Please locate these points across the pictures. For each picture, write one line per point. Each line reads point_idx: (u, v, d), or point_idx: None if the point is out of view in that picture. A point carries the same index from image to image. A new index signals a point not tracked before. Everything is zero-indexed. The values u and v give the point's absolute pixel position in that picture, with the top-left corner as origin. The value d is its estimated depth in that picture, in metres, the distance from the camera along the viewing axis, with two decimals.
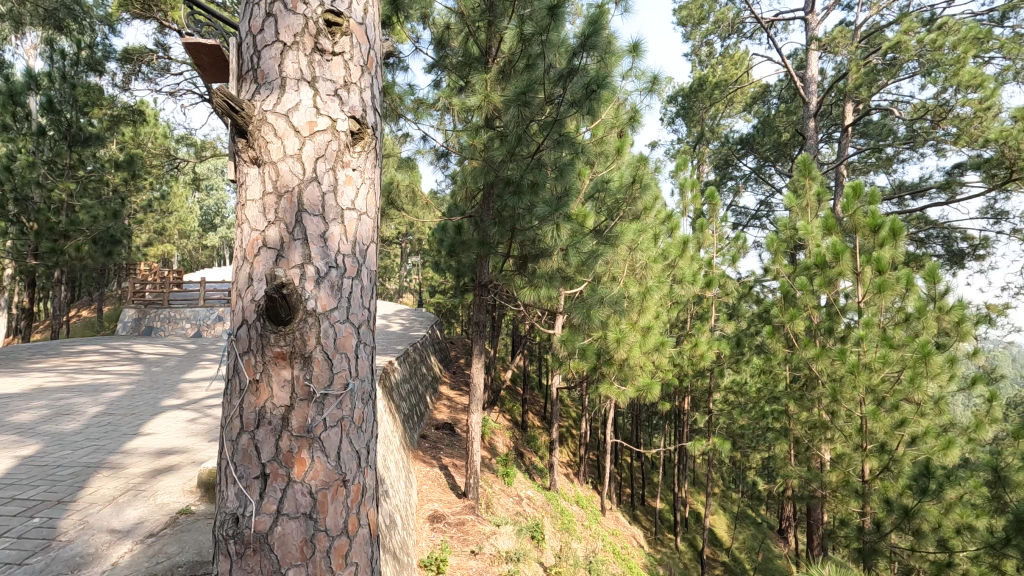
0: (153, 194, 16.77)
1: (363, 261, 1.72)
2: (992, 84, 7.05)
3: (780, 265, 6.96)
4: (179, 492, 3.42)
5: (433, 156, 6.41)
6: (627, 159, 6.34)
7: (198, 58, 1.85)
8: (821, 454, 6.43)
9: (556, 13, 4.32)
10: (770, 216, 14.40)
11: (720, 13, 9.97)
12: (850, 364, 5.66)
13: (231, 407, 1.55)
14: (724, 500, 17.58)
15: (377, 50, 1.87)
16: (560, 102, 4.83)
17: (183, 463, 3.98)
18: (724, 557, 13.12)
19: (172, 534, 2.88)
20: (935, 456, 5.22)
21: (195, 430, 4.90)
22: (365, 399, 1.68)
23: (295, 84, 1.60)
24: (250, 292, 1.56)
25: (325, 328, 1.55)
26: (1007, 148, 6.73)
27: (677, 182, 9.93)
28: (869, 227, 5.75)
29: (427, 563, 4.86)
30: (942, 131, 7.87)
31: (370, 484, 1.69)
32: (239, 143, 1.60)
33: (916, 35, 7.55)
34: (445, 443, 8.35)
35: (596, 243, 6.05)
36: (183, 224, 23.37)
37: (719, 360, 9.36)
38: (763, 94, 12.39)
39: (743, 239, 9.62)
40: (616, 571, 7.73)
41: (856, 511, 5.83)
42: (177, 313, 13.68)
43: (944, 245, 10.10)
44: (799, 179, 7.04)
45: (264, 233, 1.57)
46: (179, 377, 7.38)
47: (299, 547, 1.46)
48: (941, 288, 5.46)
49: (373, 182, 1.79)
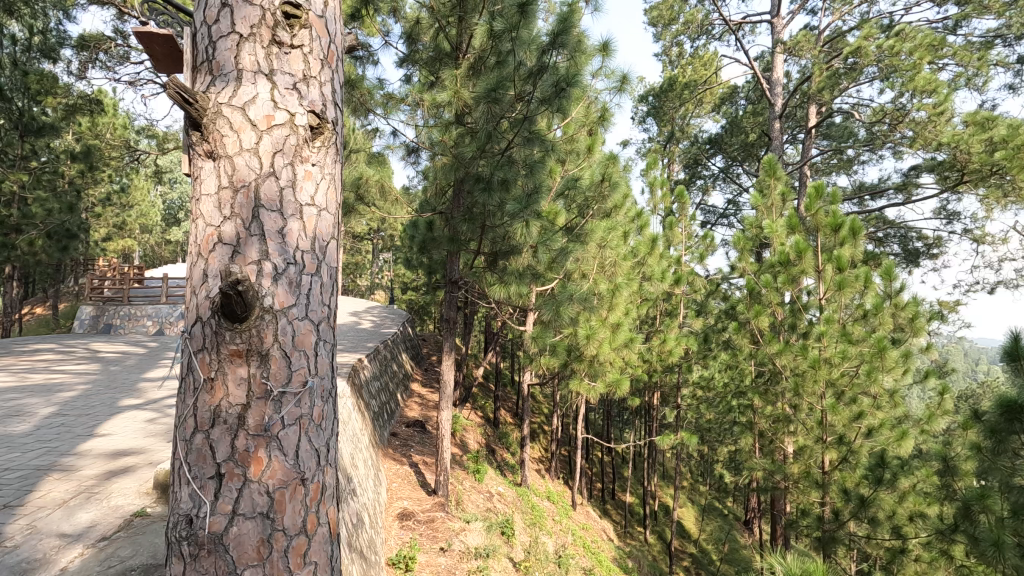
0: (112, 187, 16.15)
1: (324, 257, 1.70)
2: (945, 90, 7.36)
3: (746, 263, 7.16)
4: (133, 494, 3.31)
5: (403, 152, 6.38)
6: (598, 157, 6.44)
7: (151, 48, 1.79)
8: (784, 446, 6.59)
9: (526, 11, 4.29)
10: (737, 215, 14.73)
11: (690, 14, 10.12)
12: (812, 360, 5.84)
13: (185, 407, 1.52)
14: (692, 493, 17.97)
15: (338, 44, 1.84)
16: (530, 100, 4.88)
17: (139, 463, 3.88)
18: (692, 548, 13.48)
19: (127, 537, 2.80)
20: (890, 447, 5.47)
21: (153, 430, 4.76)
22: (325, 397, 1.66)
23: (252, 77, 1.57)
24: (204, 288, 1.53)
25: (283, 324, 1.53)
26: (959, 152, 7.05)
27: (647, 180, 10.11)
28: (831, 226, 6.00)
29: (395, 562, 4.83)
30: (899, 134, 8.17)
31: (330, 482, 1.67)
32: (193, 136, 1.56)
33: (875, 40, 7.79)
34: (416, 440, 8.30)
35: (567, 241, 6.10)
36: (145, 219, 22.58)
37: (688, 356, 9.55)
38: (731, 94, 12.71)
39: (711, 238, 9.86)
40: (585, 564, 7.82)
41: (816, 502, 5.98)
42: (137, 310, 13.27)
43: (901, 244, 10.51)
44: (765, 179, 7.26)
45: (219, 229, 1.54)
46: (138, 377, 7.16)
47: (256, 547, 1.44)
48: (896, 286, 5.75)
49: (334, 177, 1.77)
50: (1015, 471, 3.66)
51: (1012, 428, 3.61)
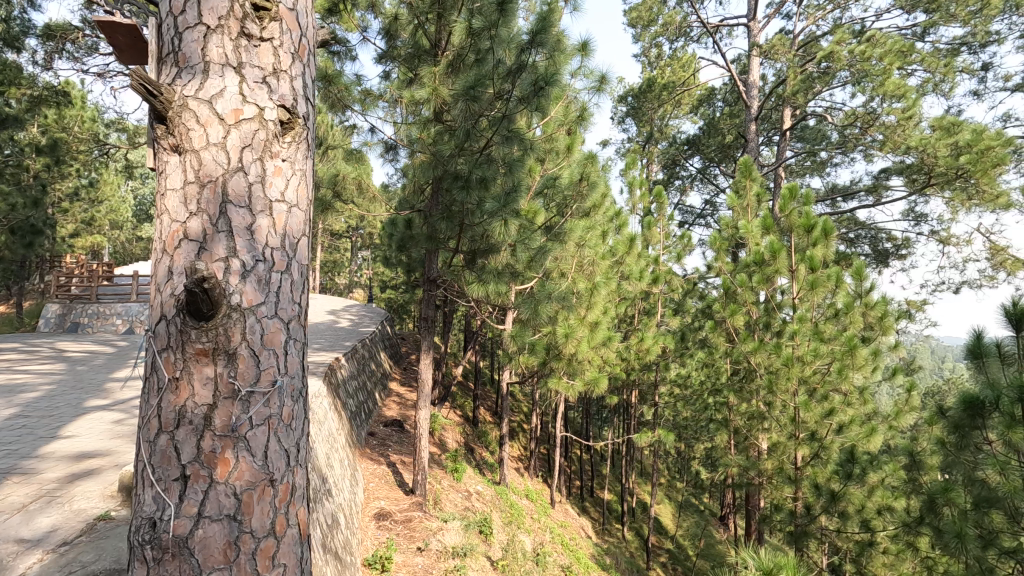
0: (80, 181, 15.66)
1: (294, 255, 1.67)
2: (914, 95, 7.56)
3: (722, 263, 7.27)
4: (98, 497, 3.22)
5: (381, 149, 6.33)
6: (577, 156, 6.47)
7: (113, 39, 1.73)
8: (758, 443, 6.67)
9: (505, 9, 4.30)
10: (714, 215, 14.91)
11: (668, 16, 10.21)
12: (785, 357, 5.94)
13: (149, 407, 1.49)
14: (669, 490, 18.21)
15: (310, 37, 1.81)
16: (509, 98, 4.86)
17: (104, 465, 3.78)
18: (669, 544, 13.68)
19: (89, 541, 2.73)
20: (860, 443, 5.63)
21: (119, 431, 4.63)
22: (295, 397, 1.63)
23: (219, 69, 1.54)
24: (170, 285, 1.50)
25: (251, 323, 1.50)
26: (926, 155, 7.25)
27: (626, 180, 10.17)
28: (804, 227, 6.12)
29: (371, 562, 4.79)
30: (870, 137, 8.37)
31: (300, 484, 1.65)
32: (158, 129, 1.53)
33: (848, 45, 7.96)
34: (394, 440, 8.23)
35: (545, 240, 6.14)
36: (115, 214, 21.96)
37: (666, 354, 9.64)
38: (709, 96, 12.91)
39: (688, 238, 9.97)
40: (563, 562, 7.86)
41: (789, 497, 6.08)
42: (107, 309, 12.93)
43: (871, 245, 10.76)
44: (741, 180, 7.35)
45: (185, 225, 1.50)
46: (105, 377, 6.96)
47: (222, 550, 1.41)
48: (866, 285, 5.93)
49: (305, 173, 1.74)
50: (976, 465, 3.78)
51: (974, 423, 3.72)
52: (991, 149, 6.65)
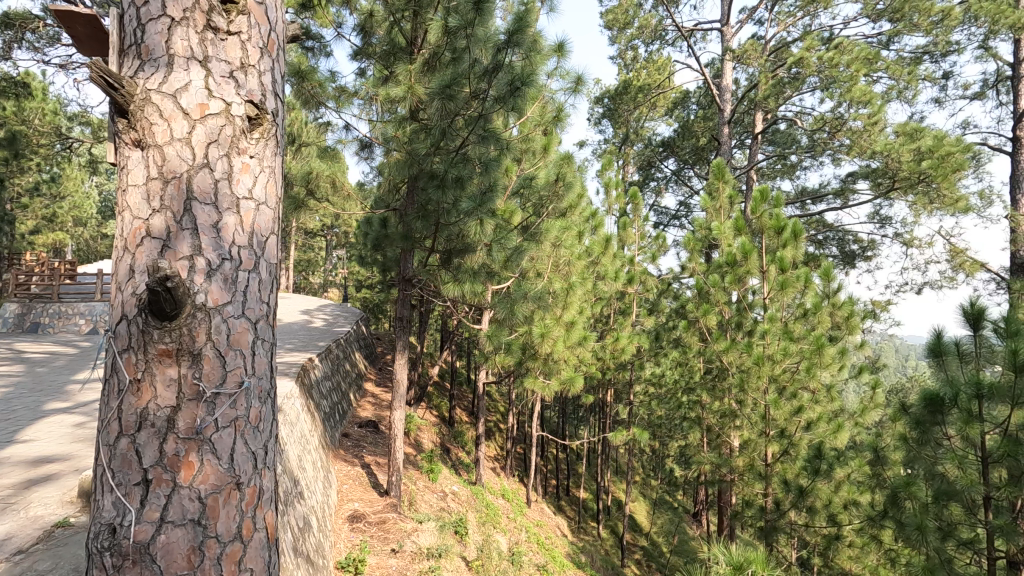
0: (40, 176, 15.06)
1: (262, 253, 1.63)
2: (879, 101, 7.80)
3: (696, 263, 7.39)
4: (56, 504, 3.11)
5: (356, 146, 6.25)
6: (553, 157, 6.50)
7: (72, 29, 1.67)
8: (729, 440, 6.78)
9: (482, 9, 4.26)
10: (688, 216, 15.14)
11: (644, 19, 10.32)
12: (756, 356, 6.06)
13: (108, 410, 1.44)
14: (644, 488, 18.44)
15: (279, 31, 1.77)
16: (485, 98, 4.84)
17: (64, 470, 3.65)
18: (643, 541, 13.87)
19: (46, 549, 2.63)
20: (827, 439, 5.78)
21: (80, 435, 4.48)
22: (263, 398, 1.60)
23: (184, 63, 1.50)
24: (131, 284, 1.45)
25: (217, 323, 1.47)
26: (890, 160, 7.47)
27: (602, 181, 10.25)
28: (774, 228, 6.26)
29: (343, 565, 4.73)
30: (838, 141, 8.60)
31: (268, 486, 1.61)
32: (119, 123, 1.48)
33: (817, 52, 8.16)
34: (368, 441, 8.14)
35: (521, 240, 6.17)
36: (76, 211, 21.17)
37: (641, 354, 9.76)
38: (683, 99, 13.14)
39: (663, 238, 10.11)
40: (538, 560, 7.88)
41: (759, 493, 6.20)
42: (69, 308, 12.48)
43: (839, 246, 11.05)
44: (714, 182, 7.49)
45: (148, 222, 1.46)
46: (66, 379, 6.72)
47: (186, 555, 1.38)
48: (834, 286, 6.09)
49: (274, 170, 1.71)
50: (936, 460, 3.92)
51: (934, 419, 3.85)
52: (951, 155, 6.92)
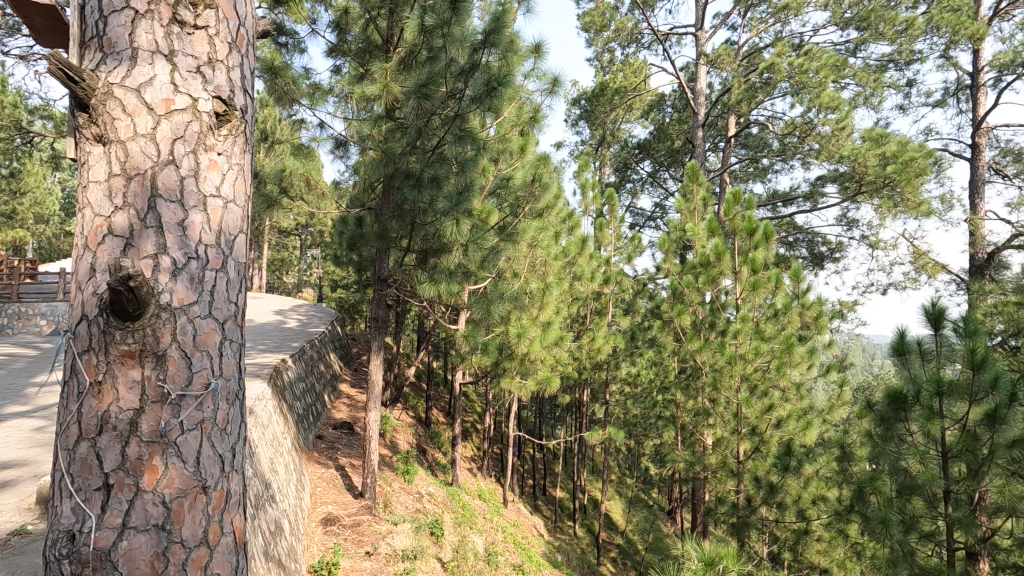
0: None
1: (230, 252, 1.60)
2: (846, 107, 8.01)
3: (670, 264, 7.48)
4: (12, 511, 3.00)
5: (331, 144, 6.16)
6: (530, 157, 6.51)
7: (29, 19, 1.62)
8: (703, 438, 6.88)
9: (458, 8, 4.22)
10: (664, 218, 15.34)
11: (620, 22, 10.41)
12: (728, 355, 6.17)
13: (67, 413, 1.40)
14: (620, 486, 18.62)
15: (248, 27, 1.74)
16: (461, 97, 4.81)
17: (21, 477, 3.52)
18: (619, 539, 14.02)
19: (1, 558, 2.53)
20: (797, 436, 5.90)
21: (40, 439, 4.32)
22: (230, 399, 1.57)
23: (148, 56, 1.46)
24: (92, 284, 1.41)
25: (182, 323, 1.43)
26: (857, 164, 7.68)
27: (579, 182, 10.31)
28: (746, 230, 6.38)
29: (317, 568, 4.66)
30: (807, 145, 8.81)
31: (236, 489, 1.58)
32: (79, 118, 1.44)
33: (788, 58, 8.35)
34: (343, 443, 8.04)
35: (498, 240, 6.16)
36: (37, 208, 20.38)
37: (617, 354, 9.85)
38: (658, 102, 13.32)
39: (639, 239, 10.21)
40: (514, 560, 7.89)
41: (731, 489, 6.32)
42: (29, 309, 12.02)
43: (808, 248, 11.32)
44: (688, 184, 7.61)
45: (110, 219, 1.42)
46: (25, 382, 6.46)
47: (149, 561, 1.34)
48: (803, 286, 6.24)
49: (242, 168, 1.68)
50: (900, 456, 4.02)
51: (898, 416, 3.96)
52: (914, 160, 7.15)
